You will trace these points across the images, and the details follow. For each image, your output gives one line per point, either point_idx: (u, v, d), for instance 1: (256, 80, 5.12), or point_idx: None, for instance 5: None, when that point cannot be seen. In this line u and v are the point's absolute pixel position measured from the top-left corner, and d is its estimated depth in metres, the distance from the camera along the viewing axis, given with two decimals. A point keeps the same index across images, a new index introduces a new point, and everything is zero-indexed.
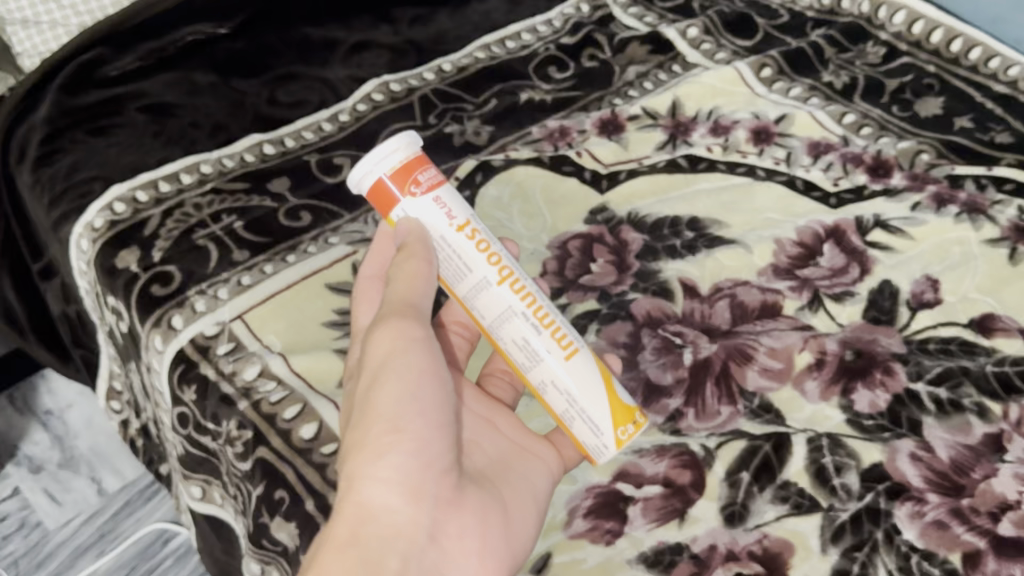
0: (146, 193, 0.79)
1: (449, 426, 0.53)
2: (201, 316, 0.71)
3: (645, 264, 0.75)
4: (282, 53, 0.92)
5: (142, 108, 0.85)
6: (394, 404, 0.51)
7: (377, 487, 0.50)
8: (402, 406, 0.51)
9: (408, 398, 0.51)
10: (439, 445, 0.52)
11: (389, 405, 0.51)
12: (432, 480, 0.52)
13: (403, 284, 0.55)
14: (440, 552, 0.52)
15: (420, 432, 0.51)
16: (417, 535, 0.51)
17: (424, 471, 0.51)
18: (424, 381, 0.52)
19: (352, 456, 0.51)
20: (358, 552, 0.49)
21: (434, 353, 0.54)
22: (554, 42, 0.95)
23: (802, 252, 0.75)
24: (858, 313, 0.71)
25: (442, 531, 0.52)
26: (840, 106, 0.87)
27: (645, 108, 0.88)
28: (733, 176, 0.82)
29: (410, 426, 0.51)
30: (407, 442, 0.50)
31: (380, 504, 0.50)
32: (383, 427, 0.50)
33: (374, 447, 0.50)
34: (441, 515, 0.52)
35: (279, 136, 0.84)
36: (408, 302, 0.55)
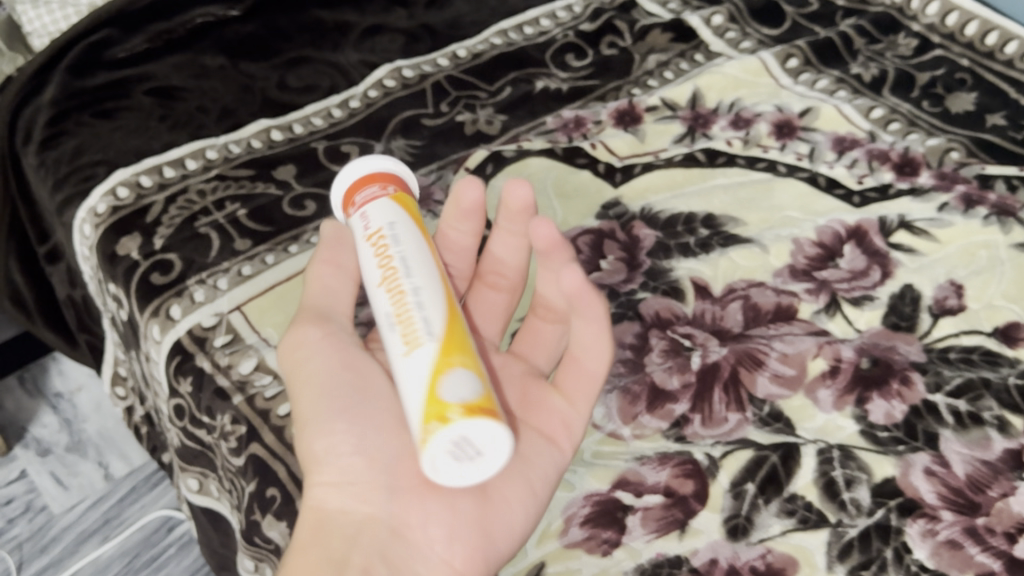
0: (150, 177, 0.77)
1: (382, 413, 0.50)
2: (199, 306, 0.69)
3: (657, 263, 0.73)
4: (293, 36, 0.90)
5: (149, 91, 0.84)
6: (309, 405, 0.50)
7: (323, 494, 0.49)
8: (317, 410, 0.50)
9: (322, 399, 0.50)
10: (375, 436, 0.49)
11: (307, 410, 0.50)
12: (378, 473, 0.49)
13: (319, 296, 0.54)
14: (410, 542, 0.48)
15: (348, 427, 0.49)
16: (376, 530, 0.48)
17: (359, 465, 0.49)
18: (337, 378, 0.50)
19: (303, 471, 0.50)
20: (319, 553, 0.46)
21: (342, 351, 0.52)
22: (573, 29, 0.92)
23: (821, 252, 0.72)
24: (877, 318, 0.68)
25: (408, 523, 0.48)
26: (868, 100, 0.83)
27: (664, 99, 0.85)
28: (752, 172, 0.79)
29: (331, 427, 0.49)
30: (334, 439, 0.49)
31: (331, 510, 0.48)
32: (308, 434, 0.49)
33: (310, 456, 0.49)
34: (404, 505, 0.48)
35: (287, 121, 0.83)
36: (304, 315, 0.53)
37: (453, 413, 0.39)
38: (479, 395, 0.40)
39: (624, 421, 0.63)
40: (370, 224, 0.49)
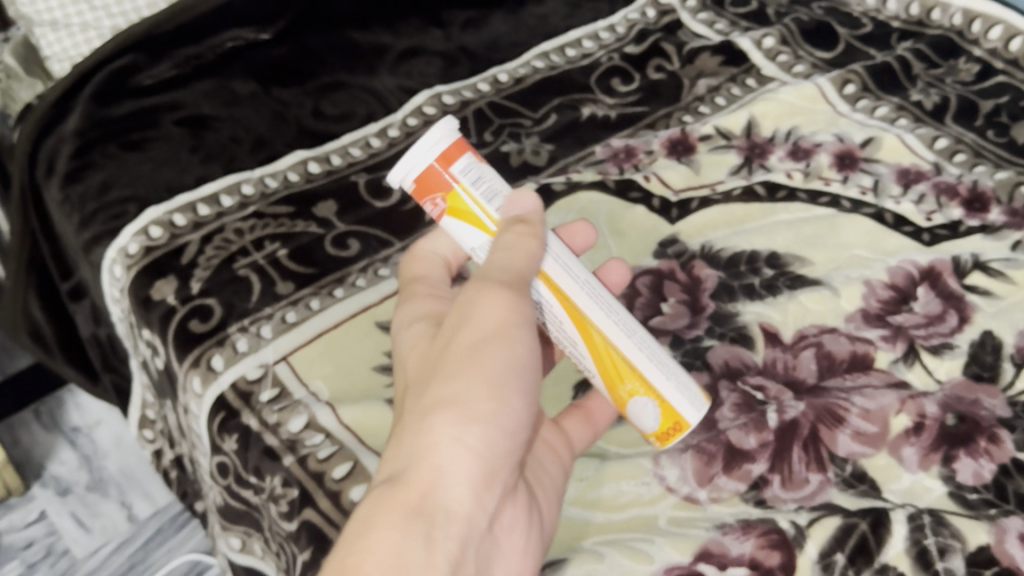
0: (183, 216, 0.73)
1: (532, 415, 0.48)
2: (243, 357, 0.66)
3: (721, 306, 0.69)
4: (325, 58, 0.86)
5: (179, 121, 0.80)
6: (501, 369, 0.45)
7: (465, 459, 0.43)
8: (505, 380, 0.45)
9: (513, 375, 0.46)
10: (522, 432, 0.46)
11: (494, 372, 0.45)
12: (507, 468, 0.46)
13: (510, 258, 0.49)
14: (493, 544, 0.47)
15: (515, 413, 0.46)
16: (475, 522, 0.44)
17: (509, 455, 0.45)
18: (528, 365, 0.47)
19: (453, 417, 0.44)
20: (424, 528, 0.41)
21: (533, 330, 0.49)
22: (618, 51, 0.88)
23: (894, 296, 0.69)
24: (958, 368, 0.65)
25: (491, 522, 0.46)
26: (931, 129, 0.79)
27: (718, 127, 0.81)
28: (815, 207, 0.75)
29: (510, 405, 0.45)
30: (502, 417, 0.45)
31: (453, 469, 0.43)
32: (485, 391, 0.44)
33: (451, 399, 0.44)
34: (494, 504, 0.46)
35: (324, 152, 0.79)
36: (514, 284, 0.48)
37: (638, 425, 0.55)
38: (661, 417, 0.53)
39: (700, 484, 0.59)
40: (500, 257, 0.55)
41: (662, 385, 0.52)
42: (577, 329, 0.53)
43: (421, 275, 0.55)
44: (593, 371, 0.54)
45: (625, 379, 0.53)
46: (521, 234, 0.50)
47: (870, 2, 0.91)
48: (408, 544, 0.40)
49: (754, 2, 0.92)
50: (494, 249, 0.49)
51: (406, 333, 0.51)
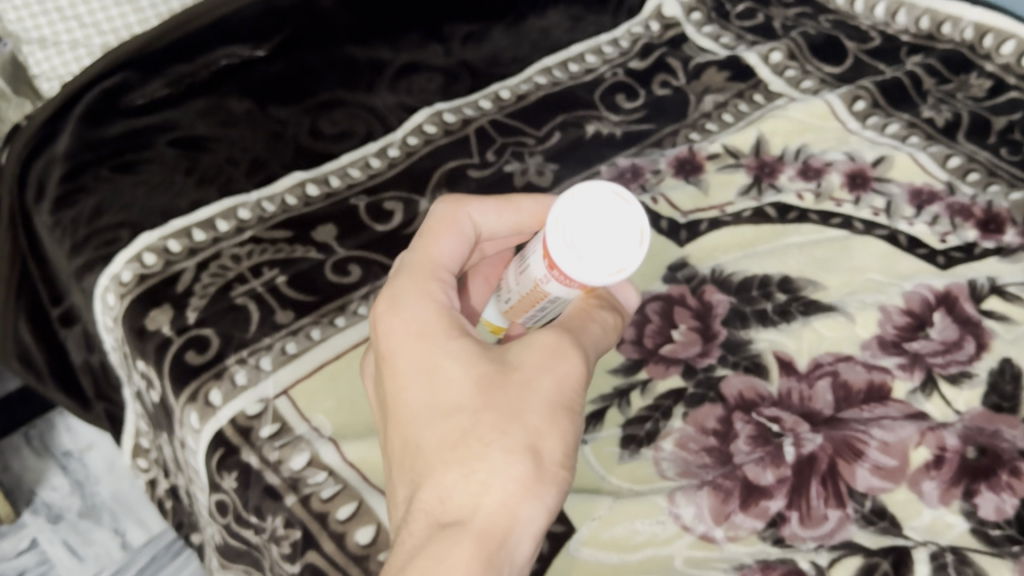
0: (178, 241, 0.71)
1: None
2: (242, 391, 0.64)
3: (733, 333, 0.68)
4: (323, 74, 0.83)
5: (174, 142, 0.77)
6: (575, 442, 0.46)
7: (539, 520, 0.44)
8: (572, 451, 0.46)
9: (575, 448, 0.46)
10: None
11: (569, 441, 0.45)
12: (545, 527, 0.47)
13: (595, 334, 0.50)
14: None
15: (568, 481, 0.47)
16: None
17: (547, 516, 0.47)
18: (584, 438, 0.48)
19: (530, 472, 0.43)
20: None
21: None
22: (622, 66, 0.86)
23: (910, 322, 0.67)
24: (977, 398, 0.63)
25: None
26: (943, 147, 0.78)
27: (726, 146, 0.79)
28: (827, 229, 0.74)
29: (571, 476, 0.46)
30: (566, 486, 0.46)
31: (523, 525, 0.43)
32: (558, 460, 0.45)
33: (533, 454, 0.44)
34: None
35: (322, 173, 0.77)
36: (589, 352, 0.49)
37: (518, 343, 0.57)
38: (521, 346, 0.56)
39: (717, 522, 0.57)
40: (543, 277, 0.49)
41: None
42: None
43: (440, 262, 0.51)
44: None
45: None
46: (608, 323, 0.51)
47: (879, 14, 0.89)
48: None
49: (760, 14, 0.90)
50: (587, 319, 0.50)
51: (443, 338, 0.47)
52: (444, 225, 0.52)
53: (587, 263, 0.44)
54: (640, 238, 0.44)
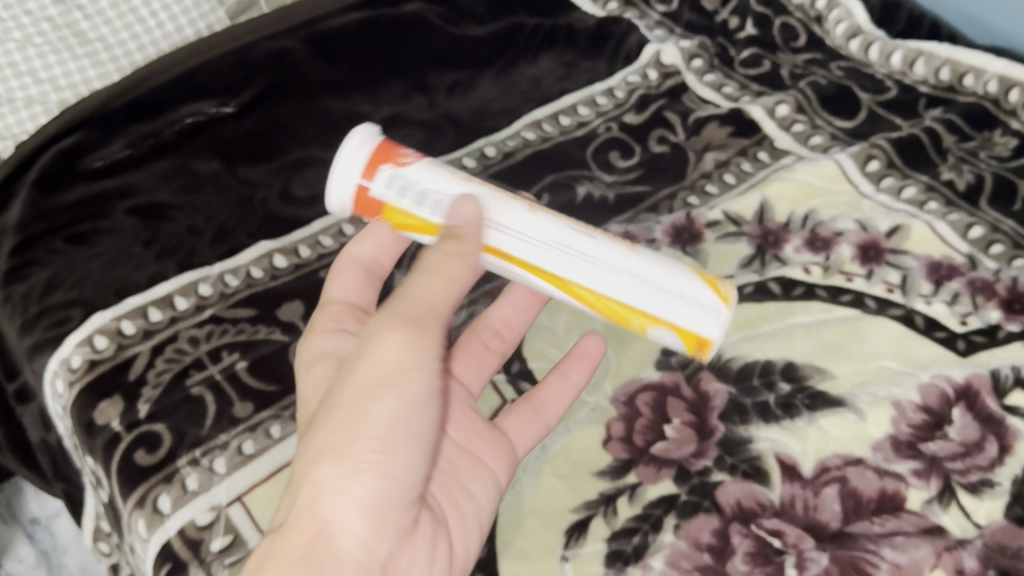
0: (132, 322, 0.66)
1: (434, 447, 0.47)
2: (193, 497, 0.58)
3: (732, 430, 0.62)
4: (297, 131, 0.78)
5: (134, 210, 0.72)
6: (388, 419, 0.43)
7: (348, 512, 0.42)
8: (399, 430, 0.44)
9: (403, 423, 0.44)
10: (421, 474, 0.45)
11: (384, 422, 0.43)
12: (401, 509, 0.45)
13: (427, 287, 0.47)
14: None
15: (408, 459, 0.44)
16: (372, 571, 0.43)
17: (399, 499, 0.44)
18: (430, 408, 0.45)
19: (330, 464, 0.43)
20: None
21: (439, 376, 0.46)
22: (616, 120, 0.80)
23: (926, 419, 0.61)
24: (1000, 509, 0.57)
25: (398, 566, 0.46)
26: (964, 215, 0.71)
27: (727, 212, 0.73)
28: (836, 308, 0.68)
29: (399, 457, 0.44)
30: (391, 465, 0.44)
31: (337, 516, 0.43)
32: (373, 448, 0.43)
33: (335, 447, 0.43)
34: (399, 548, 0.46)
35: (291, 242, 0.72)
36: (420, 313, 0.46)
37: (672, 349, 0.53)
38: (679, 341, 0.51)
39: None
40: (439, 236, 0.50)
41: (680, 314, 0.50)
42: (558, 286, 0.51)
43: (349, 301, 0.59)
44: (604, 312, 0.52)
45: (631, 320, 0.51)
46: (447, 254, 0.48)
47: (895, 63, 0.81)
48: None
49: (766, 61, 0.83)
50: (422, 278, 0.47)
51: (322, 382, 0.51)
52: (336, 267, 0.60)
53: (340, 194, 0.53)
54: (356, 149, 0.53)
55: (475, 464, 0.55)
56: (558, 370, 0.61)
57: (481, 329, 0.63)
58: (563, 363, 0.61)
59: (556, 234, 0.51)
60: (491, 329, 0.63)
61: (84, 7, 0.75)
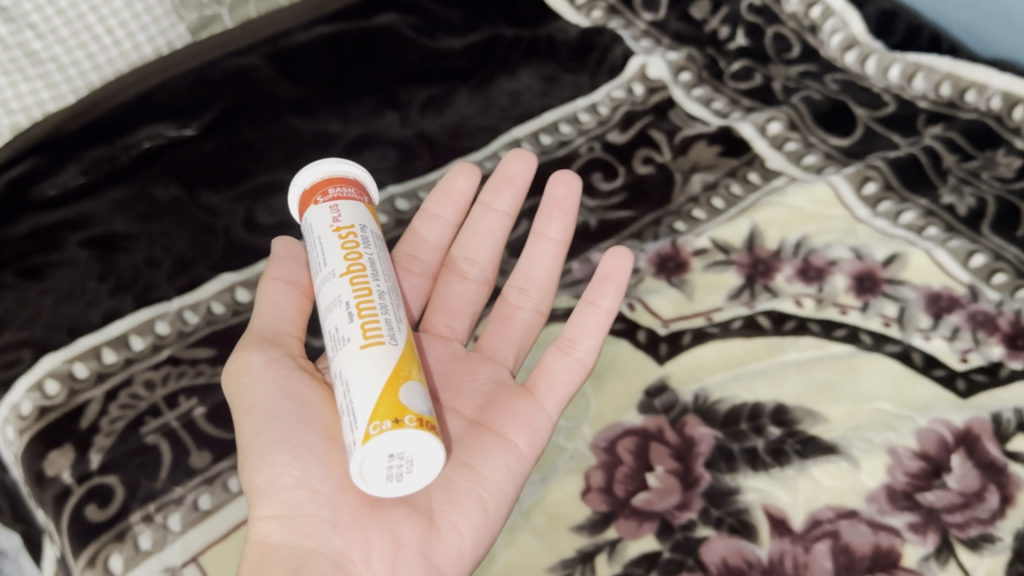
0: (85, 365, 0.63)
1: (321, 445, 0.50)
2: (147, 557, 0.55)
3: (718, 478, 0.58)
4: (262, 153, 0.74)
5: (88, 242, 0.69)
6: (251, 437, 0.51)
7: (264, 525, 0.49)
8: (264, 442, 0.50)
9: (267, 429, 0.50)
10: (318, 469, 0.50)
11: (252, 438, 0.51)
12: (320, 506, 0.49)
13: (269, 316, 0.56)
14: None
15: (288, 462, 0.50)
16: (318, 563, 0.48)
17: (308, 500, 0.49)
18: (282, 407, 0.51)
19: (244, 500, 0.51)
20: None
21: (282, 376, 0.53)
22: (599, 139, 0.76)
23: (924, 467, 0.58)
24: (1002, 566, 0.53)
25: (349, 556, 0.48)
26: (965, 242, 0.68)
27: (715, 240, 0.70)
28: (830, 343, 0.64)
29: (272, 458, 0.50)
30: (277, 475, 0.49)
31: (267, 533, 0.49)
32: (252, 465, 0.50)
33: (253, 488, 0.50)
34: (346, 536, 0.49)
35: (255, 275, 0.68)
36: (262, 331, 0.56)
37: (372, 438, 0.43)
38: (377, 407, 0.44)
39: None
40: (341, 219, 0.53)
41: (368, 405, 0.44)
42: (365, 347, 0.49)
43: None
44: None
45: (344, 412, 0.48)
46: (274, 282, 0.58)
47: (894, 76, 0.77)
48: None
49: (757, 75, 0.79)
50: (264, 300, 0.57)
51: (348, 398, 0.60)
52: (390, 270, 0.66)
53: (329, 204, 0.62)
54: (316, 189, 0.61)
55: (487, 437, 0.54)
56: (586, 299, 0.61)
57: (506, 291, 0.64)
58: (590, 293, 0.61)
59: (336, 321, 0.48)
60: (515, 287, 0.63)
61: (35, 25, 0.69)
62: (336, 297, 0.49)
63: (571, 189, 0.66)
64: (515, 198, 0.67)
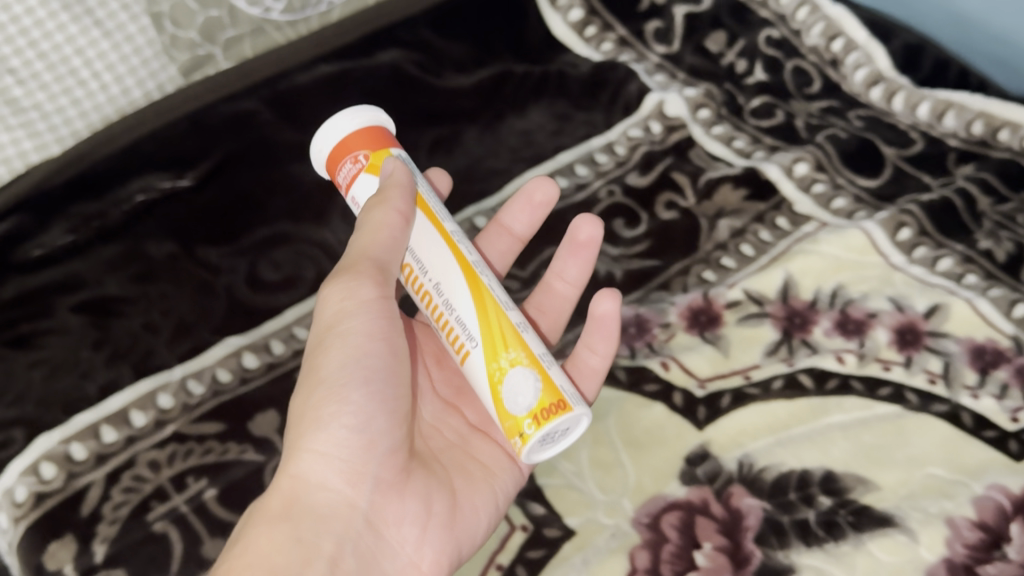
0: (83, 445, 0.58)
1: (391, 401, 0.49)
2: None
3: (769, 555, 0.54)
4: (265, 203, 0.70)
5: (79, 307, 0.64)
6: (337, 369, 0.48)
7: (311, 464, 0.48)
8: (345, 376, 0.48)
9: (351, 366, 0.48)
10: (385, 424, 0.49)
11: (334, 369, 0.49)
12: (373, 462, 0.49)
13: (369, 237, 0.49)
14: (381, 540, 0.49)
15: (362, 406, 0.48)
16: (353, 518, 0.48)
17: (367, 452, 0.48)
18: (372, 349, 0.49)
19: (295, 427, 0.49)
20: (289, 533, 0.47)
21: (383, 316, 0.50)
22: (618, 181, 0.73)
23: (984, 538, 0.54)
24: None
25: (384, 517, 0.49)
26: (1007, 290, 0.65)
27: (748, 291, 0.66)
28: (875, 403, 0.61)
29: (347, 398, 0.48)
30: (348, 416, 0.48)
31: (309, 469, 0.48)
32: (323, 394, 0.48)
33: (315, 419, 0.48)
34: (384, 497, 0.49)
35: (262, 337, 0.64)
36: (377, 262, 0.50)
37: (526, 425, 0.46)
38: (543, 392, 0.46)
39: None
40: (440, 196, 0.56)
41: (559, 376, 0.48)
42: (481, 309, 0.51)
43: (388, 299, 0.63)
44: (476, 341, 0.48)
45: (510, 347, 0.48)
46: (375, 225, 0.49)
47: (922, 114, 0.74)
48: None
49: (779, 111, 0.76)
50: (381, 229, 0.49)
51: None
52: None
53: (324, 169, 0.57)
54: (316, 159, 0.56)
55: (487, 443, 0.56)
56: (584, 341, 0.60)
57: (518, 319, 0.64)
58: (586, 337, 0.60)
59: (497, 284, 0.51)
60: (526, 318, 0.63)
61: (15, 70, 0.63)
62: (483, 261, 0.52)
63: (594, 233, 0.61)
64: (533, 226, 0.64)
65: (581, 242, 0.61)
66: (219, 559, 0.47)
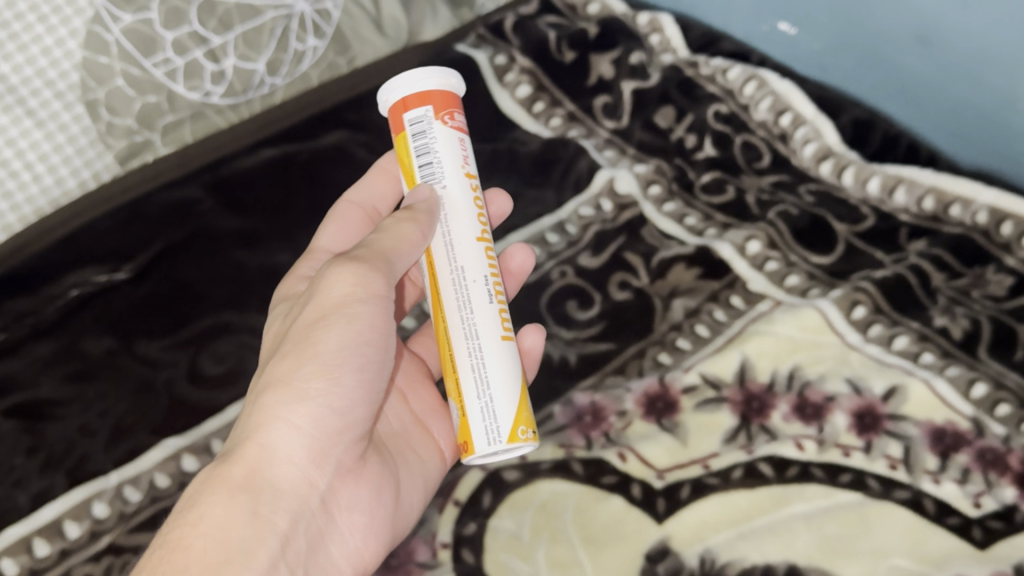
0: (14, 561, 0.55)
1: (371, 392, 0.53)
2: None
3: None
4: (205, 292, 0.68)
5: (10, 409, 0.61)
6: (335, 349, 0.51)
7: (286, 438, 0.50)
8: (340, 358, 0.51)
9: (349, 351, 0.51)
10: (359, 413, 0.52)
11: (329, 349, 0.51)
12: (339, 445, 0.52)
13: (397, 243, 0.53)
14: (331, 521, 0.53)
15: (346, 392, 0.51)
16: (311, 499, 0.51)
17: (336, 435, 0.52)
18: (370, 342, 0.52)
19: (276, 401, 0.50)
20: (249, 504, 0.49)
21: (384, 309, 0.53)
22: (571, 262, 0.72)
23: None
24: None
25: (336, 500, 0.53)
26: (964, 369, 0.64)
27: (705, 375, 0.65)
28: (837, 491, 0.59)
29: (339, 379, 0.51)
30: (332, 399, 0.51)
31: (281, 443, 0.50)
32: (316, 371, 0.50)
33: (299, 395, 0.50)
34: (339, 480, 0.53)
35: (202, 437, 0.61)
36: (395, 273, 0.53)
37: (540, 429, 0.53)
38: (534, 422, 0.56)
39: None
40: None
41: None
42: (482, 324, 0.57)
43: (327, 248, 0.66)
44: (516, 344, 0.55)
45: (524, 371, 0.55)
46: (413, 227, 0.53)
47: (873, 189, 0.74)
48: (215, 546, 0.47)
49: (730, 187, 0.76)
50: (401, 242, 0.53)
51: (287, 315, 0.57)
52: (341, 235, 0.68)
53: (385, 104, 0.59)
54: (386, 99, 0.59)
55: (422, 437, 0.62)
56: None
57: None
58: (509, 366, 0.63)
59: None
60: None
61: None
62: None
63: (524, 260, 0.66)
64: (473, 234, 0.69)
65: (513, 270, 0.66)
66: (170, 518, 0.48)
